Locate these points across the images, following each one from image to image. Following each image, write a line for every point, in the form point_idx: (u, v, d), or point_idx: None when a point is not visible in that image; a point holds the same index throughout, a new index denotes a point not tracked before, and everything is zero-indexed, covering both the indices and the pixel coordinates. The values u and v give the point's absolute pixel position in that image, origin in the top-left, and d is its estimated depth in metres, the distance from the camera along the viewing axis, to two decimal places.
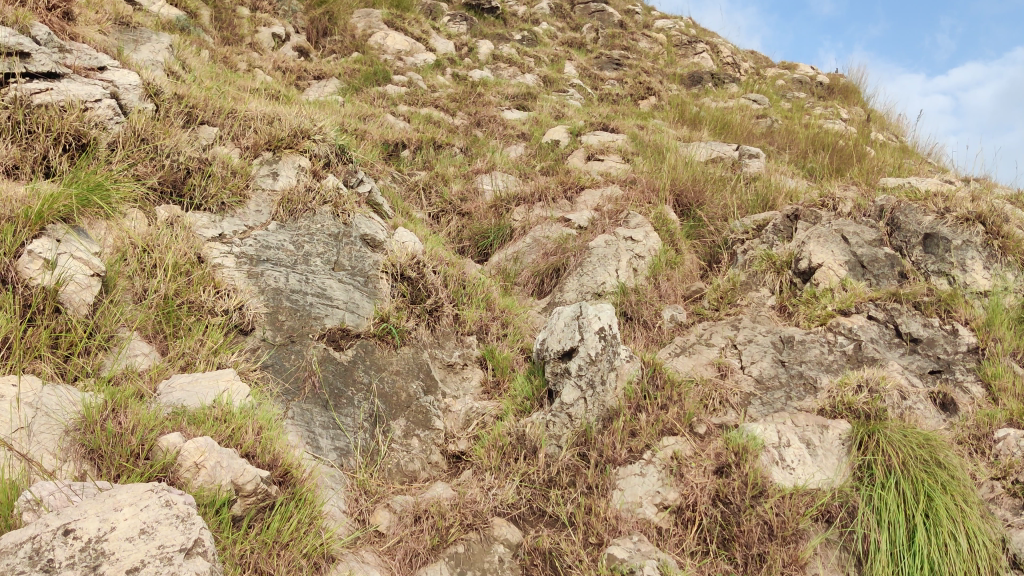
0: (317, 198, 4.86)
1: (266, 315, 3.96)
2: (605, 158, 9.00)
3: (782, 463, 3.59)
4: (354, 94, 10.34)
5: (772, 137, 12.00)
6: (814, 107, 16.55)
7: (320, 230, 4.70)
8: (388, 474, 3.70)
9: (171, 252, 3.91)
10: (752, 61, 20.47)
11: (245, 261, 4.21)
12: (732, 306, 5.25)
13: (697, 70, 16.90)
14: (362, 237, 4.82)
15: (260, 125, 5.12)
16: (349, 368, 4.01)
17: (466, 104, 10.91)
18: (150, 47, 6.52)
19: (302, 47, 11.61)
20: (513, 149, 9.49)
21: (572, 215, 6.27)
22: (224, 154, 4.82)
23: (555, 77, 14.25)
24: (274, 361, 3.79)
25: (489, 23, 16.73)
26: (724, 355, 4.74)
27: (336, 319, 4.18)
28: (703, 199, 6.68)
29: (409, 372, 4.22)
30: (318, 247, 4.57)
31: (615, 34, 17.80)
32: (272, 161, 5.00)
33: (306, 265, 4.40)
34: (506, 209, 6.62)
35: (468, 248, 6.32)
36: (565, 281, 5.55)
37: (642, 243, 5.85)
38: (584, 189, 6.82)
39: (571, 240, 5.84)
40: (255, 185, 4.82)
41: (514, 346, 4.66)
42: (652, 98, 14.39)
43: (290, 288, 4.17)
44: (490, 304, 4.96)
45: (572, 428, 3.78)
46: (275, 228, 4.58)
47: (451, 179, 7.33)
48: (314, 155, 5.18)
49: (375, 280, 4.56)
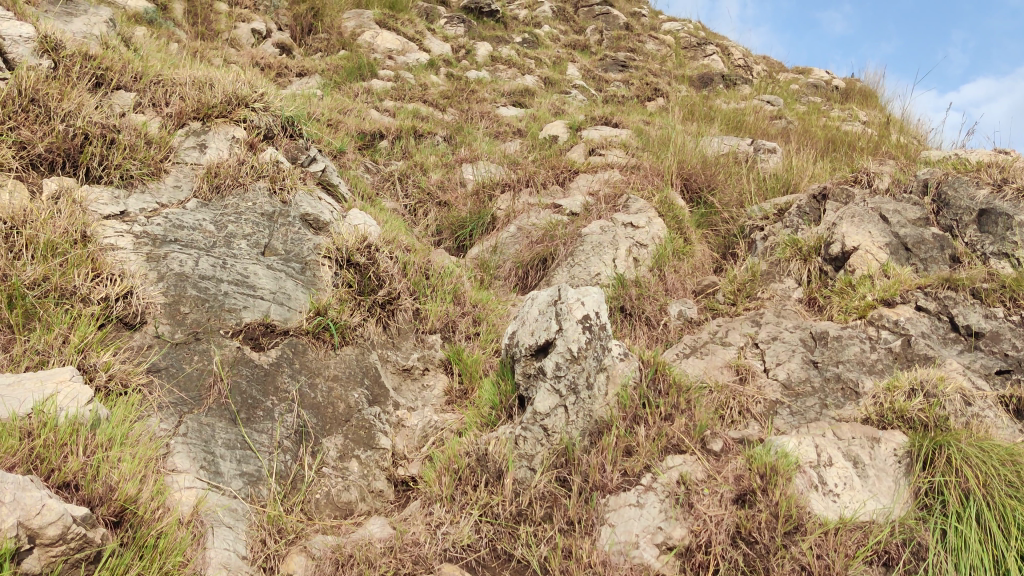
0: (250, 172, 4.04)
1: (164, 306, 3.14)
2: (606, 152, 8.18)
3: (823, 488, 2.72)
4: (336, 90, 9.56)
5: (789, 136, 11.16)
6: (831, 109, 15.73)
7: (251, 208, 3.89)
8: (312, 508, 2.87)
9: (44, 228, 3.10)
10: (765, 65, 19.69)
11: (145, 242, 3.39)
12: (752, 300, 4.41)
13: (707, 72, 16.10)
14: (303, 219, 4.00)
15: (187, 90, 4.32)
16: (270, 372, 3.18)
17: (458, 100, 10.14)
18: (86, 19, 5.76)
19: (283, 43, 10.84)
20: (507, 143, 8.68)
21: (564, 201, 5.45)
22: (139, 121, 4.03)
23: (556, 78, 13.47)
24: (168, 364, 2.97)
25: (489, 26, 15.98)
26: (743, 357, 3.90)
27: (258, 312, 3.35)
28: (716, 183, 5.89)
29: (351, 377, 3.40)
30: (245, 228, 3.75)
31: (619, 36, 17.04)
32: (200, 132, 4.22)
33: (226, 248, 3.58)
34: (490, 197, 5.82)
35: (445, 241, 5.51)
36: (553, 273, 4.73)
37: (644, 230, 5.02)
38: (579, 173, 6.00)
39: (562, 227, 5.01)
40: (175, 158, 4.03)
41: (487, 348, 3.85)
42: (659, 99, 13.58)
43: (199, 274, 3.34)
44: (459, 298, 4.14)
45: (549, 446, 2.88)
46: (194, 206, 3.77)
47: (431, 169, 6.52)
48: (252, 126, 4.38)
49: (314, 266, 3.74)
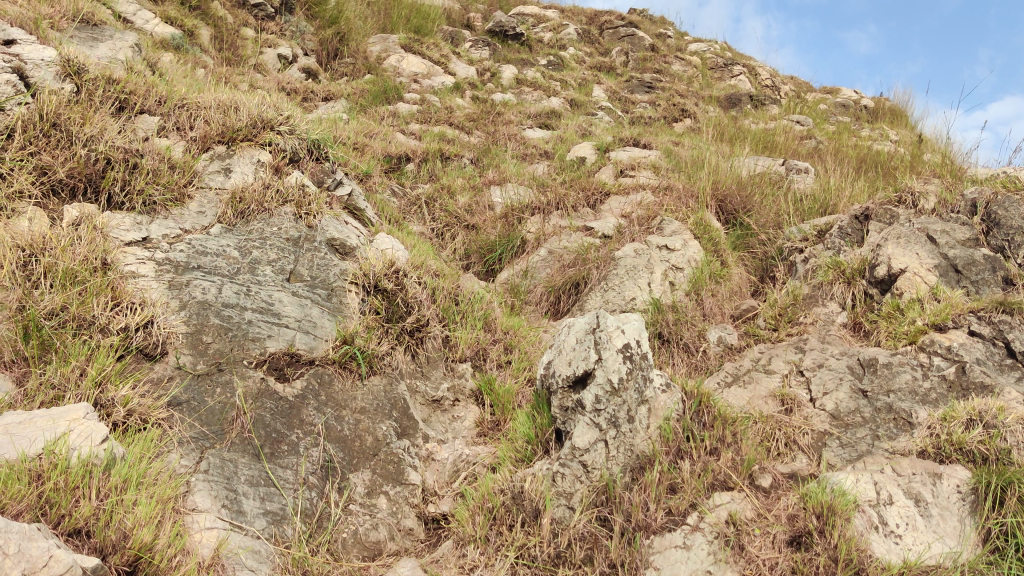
0: (276, 196, 3.93)
1: (186, 336, 3.03)
2: (635, 173, 8.04)
3: (884, 529, 2.51)
4: (362, 113, 9.49)
5: (820, 155, 10.98)
6: (860, 129, 15.51)
7: (276, 233, 3.77)
8: (339, 548, 2.72)
9: (63, 256, 3.00)
10: (793, 85, 19.52)
11: (167, 269, 3.28)
12: (794, 325, 4.25)
13: (734, 92, 15.94)
14: (329, 243, 3.87)
15: (212, 114, 4.23)
16: (294, 405, 3.05)
17: (484, 123, 10.04)
18: (111, 45, 5.72)
19: (309, 68, 10.82)
20: (534, 165, 8.55)
21: (595, 223, 5.30)
22: (162, 145, 3.94)
23: (582, 100, 13.37)
24: (189, 398, 2.85)
25: (514, 49, 15.93)
26: (788, 386, 3.73)
27: (282, 341, 3.22)
28: (752, 205, 5.74)
29: (378, 409, 3.25)
30: (270, 254, 3.63)
31: (645, 58, 16.94)
32: (224, 156, 4.12)
33: (251, 275, 3.46)
34: (519, 220, 5.68)
35: (473, 265, 5.38)
36: (585, 298, 4.59)
37: (680, 253, 4.87)
38: (610, 195, 5.86)
39: (595, 250, 4.87)
40: (199, 183, 3.93)
41: (519, 377, 3.70)
42: (687, 120, 13.43)
43: (223, 302, 3.22)
44: (489, 325, 4.00)
45: (588, 483, 2.76)
46: (218, 232, 3.67)
47: (459, 192, 6.40)
48: (278, 150, 4.26)
49: (340, 293, 3.61)
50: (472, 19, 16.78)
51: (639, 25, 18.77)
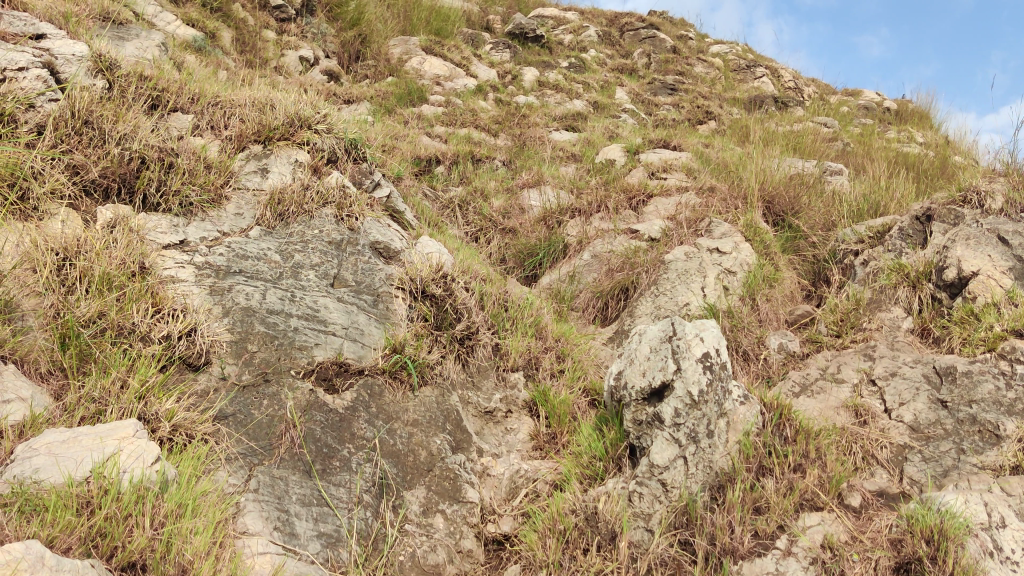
0: (316, 198, 3.74)
1: (230, 344, 2.84)
2: (668, 175, 7.83)
3: (999, 555, 2.30)
4: (386, 116, 9.31)
5: (850, 157, 10.74)
6: (886, 131, 15.27)
7: (318, 236, 3.58)
8: (397, 572, 2.52)
9: (99, 260, 2.82)
10: (815, 87, 19.27)
11: (207, 273, 3.09)
12: (858, 331, 4.05)
13: (758, 94, 15.72)
14: (373, 246, 3.67)
15: (247, 112, 4.05)
16: (345, 418, 2.85)
17: (510, 125, 9.85)
18: (137, 43, 5.55)
19: (331, 70, 10.65)
20: (563, 167, 8.36)
21: (640, 225, 5.10)
22: (197, 144, 3.77)
23: (605, 102, 13.17)
24: (235, 410, 2.66)
25: (534, 51, 15.74)
26: (860, 397, 3.51)
27: (330, 349, 3.03)
28: (800, 205, 5.55)
29: (432, 422, 3.05)
30: (312, 258, 3.44)
31: (666, 60, 16.74)
32: (261, 155, 3.95)
33: (294, 280, 3.27)
34: (558, 223, 5.49)
35: (512, 270, 5.18)
36: (635, 304, 4.40)
37: (732, 256, 4.66)
38: (652, 196, 5.66)
39: (642, 253, 4.67)
40: (236, 184, 3.75)
41: (575, 387, 3.51)
42: (711, 122, 13.20)
43: (267, 308, 3.03)
44: (540, 332, 3.80)
45: (667, 503, 2.55)
46: (258, 234, 3.49)
47: (493, 195, 6.21)
48: (316, 149, 4.10)
49: (387, 299, 3.42)
50: (491, 22, 16.61)
51: (659, 27, 18.57)
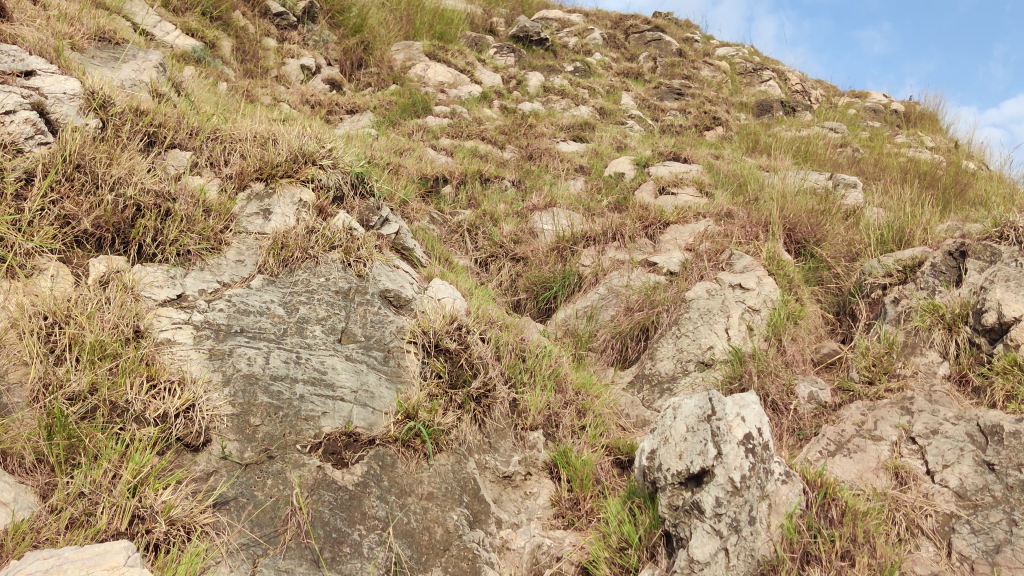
0: (321, 241, 3.53)
1: (231, 419, 2.64)
2: (680, 191, 7.62)
3: None
4: (390, 128, 9.11)
5: (862, 167, 10.52)
6: (894, 135, 15.03)
7: (324, 285, 3.38)
8: None
9: (91, 325, 2.61)
10: (823, 89, 19.03)
11: (206, 334, 2.89)
12: (892, 378, 3.84)
13: (765, 98, 15.50)
14: (382, 295, 3.46)
15: (249, 148, 3.85)
16: (355, 495, 2.65)
17: (516, 136, 9.64)
18: (134, 65, 5.36)
19: (333, 79, 10.43)
20: (571, 183, 8.16)
21: (658, 257, 4.91)
22: (196, 186, 3.56)
23: (612, 108, 12.96)
24: (237, 494, 2.46)
25: (539, 55, 15.52)
26: (899, 457, 3.34)
27: (339, 418, 2.82)
28: (822, 233, 5.37)
29: (448, 494, 2.85)
30: (318, 311, 3.23)
31: (672, 63, 16.52)
32: (263, 195, 3.74)
33: (300, 337, 3.06)
34: (572, 252, 5.28)
35: (524, 303, 4.99)
36: (656, 346, 4.23)
37: (756, 292, 4.45)
38: (669, 223, 5.45)
39: (662, 289, 4.48)
40: (237, 227, 3.54)
41: (597, 447, 3.32)
42: (719, 127, 12.97)
43: (270, 374, 2.83)
44: (559, 383, 3.61)
45: None
46: (260, 284, 3.29)
47: (502, 218, 6.01)
48: (321, 186, 3.87)
49: (398, 355, 3.22)
50: (495, 25, 16.39)
51: (665, 29, 18.35)
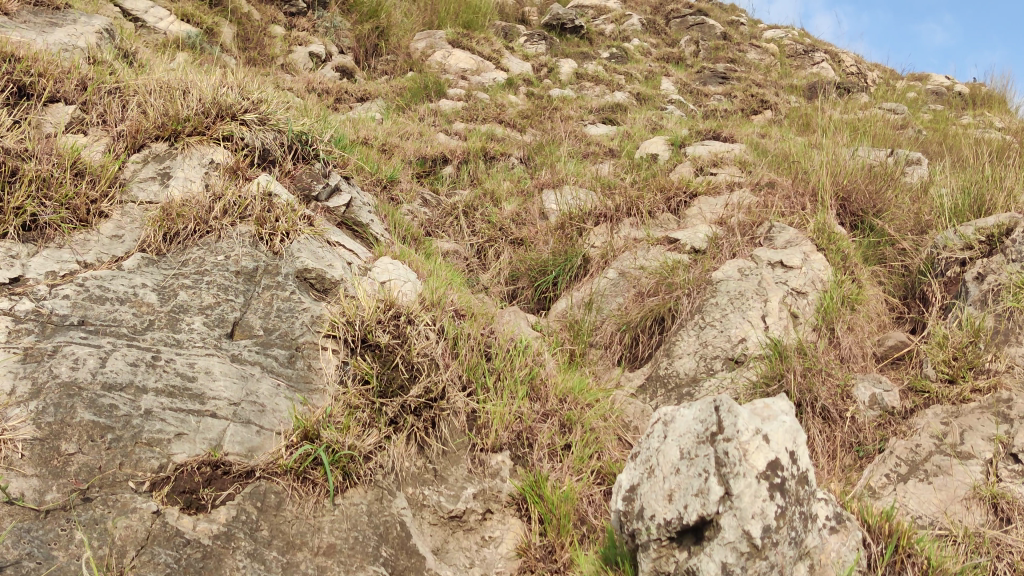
0: (227, 211, 2.74)
1: (32, 446, 1.85)
2: (718, 170, 6.73)
3: None
4: (399, 113, 8.34)
5: (926, 145, 9.47)
6: (960, 116, 13.85)
7: (221, 264, 2.58)
8: None
9: None
10: (880, 72, 17.87)
11: (26, 329, 2.11)
12: (980, 375, 2.89)
13: (817, 79, 14.44)
14: (300, 276, 2.63)
15: (151, 100, 3.07)
16: (211, 553, 1.84)
17: (539, 120, 8.80)
18: (71, 30, 4.66)
19: (344, 66, 9.68)
20: (597, 165, 7.31)
21: (680, 232, 4.04)
22: (70, 145, 2.81)
23: (650, 93, 12.04)
24: (20, 556, 1.65)
25: (573, 42, 14.65)
26: (997, 482, 2.43)
27: (201, 443, 2.03)
28: (882, 202, 4.45)
29: (357, 548, 2.02)
30: (203, 297, 2.43)
31: (716, 47, 15.54)
32: (163, 156, 2.97)
33: (168, 333, 2.27)
34: (579, 232, 4.43)
35: (521, 291, 4.17)
36: (674, 338, 3.32)
37: (800, 271, 3.58)
38: (697, 195, 4.56)
39: (681, 270, 3.57)
40: (121, 196, 2.78)
41: (581, 475, 2.48)
42: (767, 111, 11.97)
43: (106, 380, 2.03)
44: (537, 390, 2.73)
45: None
46: (135, 265, 2.51)
47: (505, 199, 5.19)
48: (243, 146, 3.09)
49: (309, 353, 2.40)
50: (527, 13, 15.58)
51: (708, 13, 17.36)
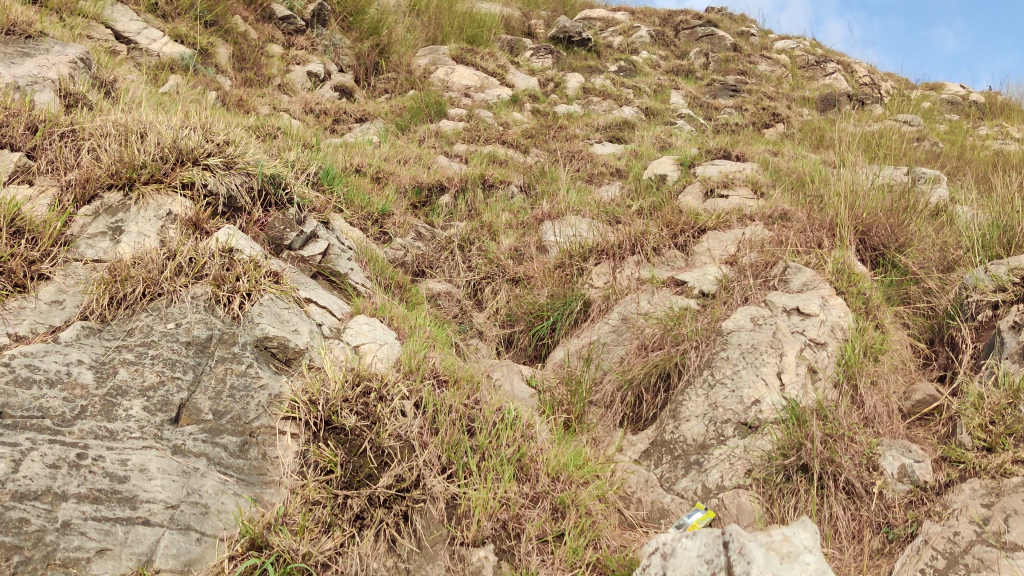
0: (181, 271, 2.47)
1: None
2: (729, 193, 6.43)
3: None
4: (399, 135, 8.08)
5: (944, 160, 9.15)
6: (977, 127, 13.51)
7: (170, 334, 2.30)
8: None
9: None
10: (894, 82, 17.55)
11: None
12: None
13: (830, 91, 14.14)
14: (260, 345, 2.35)
15: (106, 145, 2.81)
16: None
17: (544, 139, 8.53)
18: (42, 60, 4.41)
19: (344, 86, 9.43)
20: (603, 188, 7.02)
21: (688, 273, 3.75)
22: (11, 198, 2.54)
23: (659, 107, 11.74)
24: None
25: (580, 55, 14.38)
26: None
27: (128, 560, 1.77)
28: (904, 236, 4.15)
29: None
30: (146, 377, 2.15)
31: (726, 58, 15.25)
32: (116, 208, 2.70)
33: (100, 422, 1.99)
34: (580, 271, 4.14)
35: (518, 337, 3.89)
36: (682, 397, 3.02)
37: (819, 319, 3.27)
38: (706, 229, 4.26)
39: (688, 319, 3.28)
40: (66, 255, 2.51)
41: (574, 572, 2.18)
42: (780, 124, 11.67)
43: (19, 488, 1.77)
44: (526, 469, 2.42)
45: None
46: (73, 337, 2.25)
47: (503, 232, 4.90)
48: (206, 195, 2.83)
49: (265, 440, 2.13)
50: (534, 27, 15.32)
51: (718, 24, 17.06)
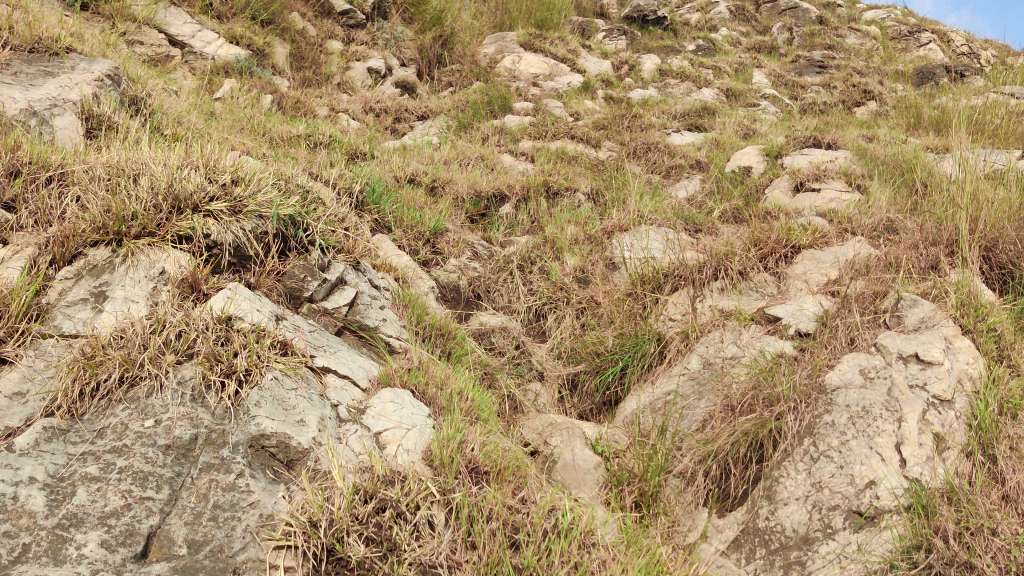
0: (166, 348, 2.06)
1: None
2: (822, 187, 5.80)
3: None
4: (461, 133, 7.63)
5: None
6: None
7: (147, 436, 1.91)
8: None
9: None
10: (995, 49, 16.37)
11: None
12: None
13: (926, 63, 13.18)
14: (255, 446, 1.95)
15: (94, 192, 2.43)
16: None
17: (616, 130, 7.97)
18: (65, 78, 4.08)
19: (406, 81, 9.02)
20: (680, 186, 6.45)
21: (781, 307, 3.21)
22: None
23: (741, 88, 11.03)
24: None
25: (656, 35, 13.68)
26: None
27: None
28: None
29: None
30: (109, 501, 1.75)
31: (812, 32, 14.37)
32: (101, 268, 2.33)
33: (44, 568, 1.58)
34: (653, 299, 3.63)
35: (583, 380, 3.39)
36: (777, 473, 2.50)
37: (943, 368, 2.71)
38: (800, 248, 3.68)
39: (783, 370, 2.74)
40: (37, 331, 2.13)
41: None
42: (873, 102, 10.84)
43: None
44: None
45: None
46: (30, 441, 1.83)
47: (568, 248, 4.40)
48: (206, 245, 2.43)
49: None
50: (607, 7, 14.64)
51: None
